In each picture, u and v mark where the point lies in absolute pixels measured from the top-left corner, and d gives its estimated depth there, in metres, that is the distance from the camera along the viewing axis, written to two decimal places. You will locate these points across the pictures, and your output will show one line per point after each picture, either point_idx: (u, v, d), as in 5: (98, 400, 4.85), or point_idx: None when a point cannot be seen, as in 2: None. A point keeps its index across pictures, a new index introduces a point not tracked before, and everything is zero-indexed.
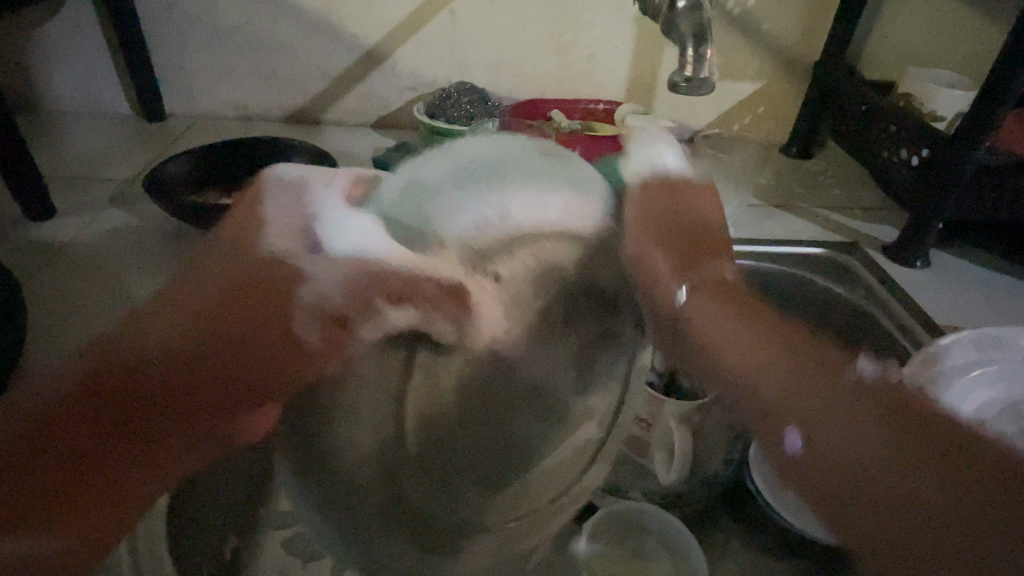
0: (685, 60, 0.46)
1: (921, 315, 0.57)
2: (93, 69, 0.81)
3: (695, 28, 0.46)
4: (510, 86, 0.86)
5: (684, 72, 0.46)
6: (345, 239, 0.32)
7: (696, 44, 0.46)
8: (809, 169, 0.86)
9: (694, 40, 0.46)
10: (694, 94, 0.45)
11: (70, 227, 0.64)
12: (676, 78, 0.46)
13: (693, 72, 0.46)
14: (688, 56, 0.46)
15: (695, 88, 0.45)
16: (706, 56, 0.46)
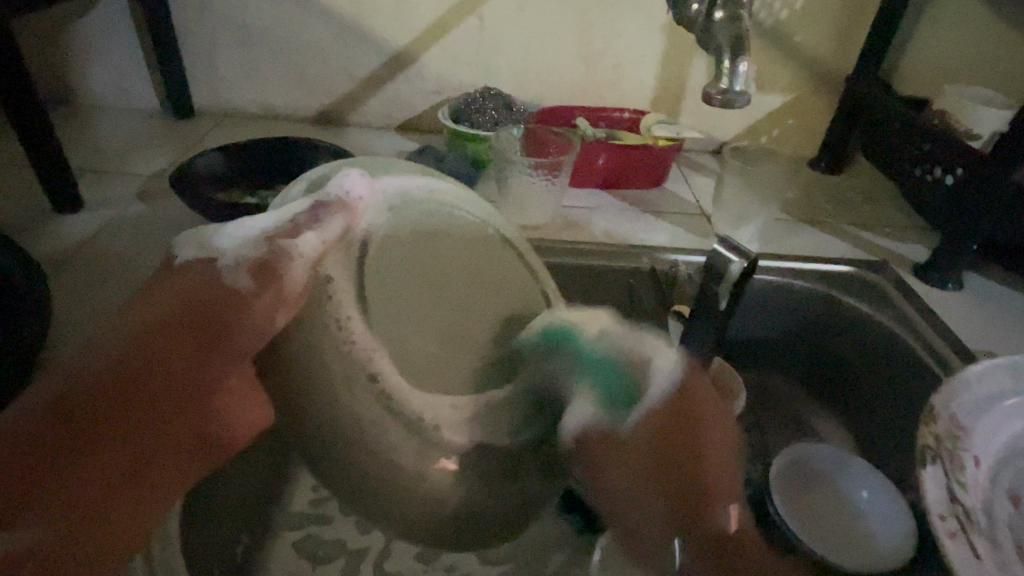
0: (721, 72, 0.45)
1: (953, 340, 0.55)
2: (125, 65, 0.83)
3: (731, 40, 0.45)
4: (536, 92, 0.85)
5: (719, 84, 0.45)
6: (221, 236, 0.37)
7: (732, 55, 0.45)
8: (836, 185, 0.84)
9: (730, 51, 0.45)
10: (729, 106, 0.44)
11: (98, 220, 0.65)
12: (711, 90, 0.45)
13: (728, 85, 0.44)
14: (725, 68, 0.45)
15: (731, 102, 0.44)
16: (742, 68, 0.45)
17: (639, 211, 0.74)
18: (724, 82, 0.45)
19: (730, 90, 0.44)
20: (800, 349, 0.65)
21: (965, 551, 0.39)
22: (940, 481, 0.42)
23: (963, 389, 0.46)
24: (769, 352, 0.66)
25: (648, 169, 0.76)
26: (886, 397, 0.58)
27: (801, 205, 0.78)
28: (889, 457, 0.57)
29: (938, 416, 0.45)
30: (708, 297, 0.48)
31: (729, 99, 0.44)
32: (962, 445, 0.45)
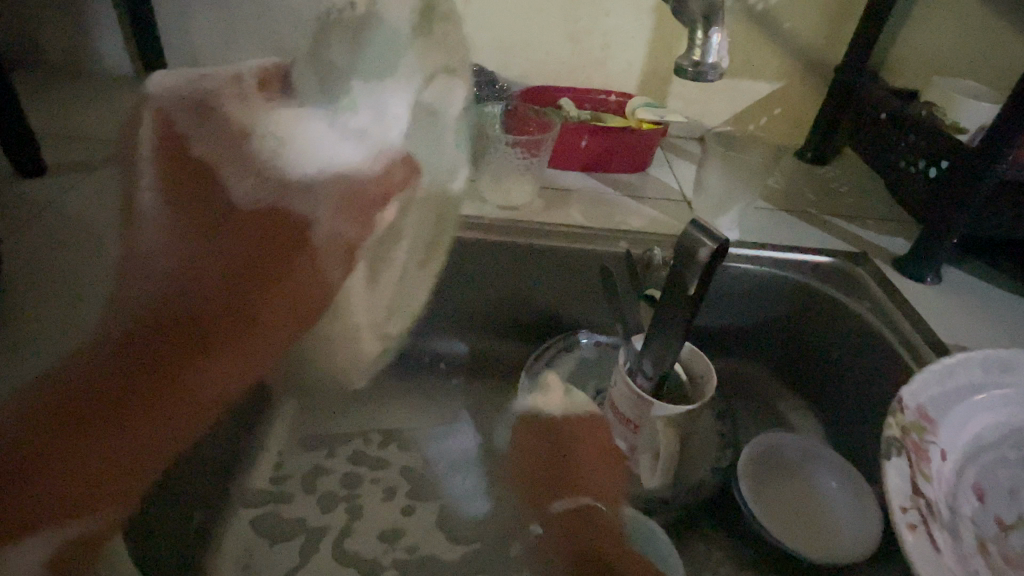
0: (693, 43, 0.44)
1: (926, 331, 0.54)
2: (98, 26, 0.80)
3: (706, 9, 0.43)
4: (520, 71, 0.83)
5: (691, 56, 0.44)
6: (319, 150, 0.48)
7: (706, 26, 0.43)
8: (821, 175, 0.83)
9: (705, 23, 0.43)
10: (701, 79, 0.43)
11: (56, 184, 0.62)
12: (685, 62, 0.44)
13: (700, 57, 0.44)
14: (697, 40, 0.44)
15: (702, 74, 0.43)
16: (715, 40, 0.44)
17: (620, 195, 0.72)
18: (696, 53, 0.44)
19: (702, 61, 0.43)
20: (775, 339, 0.64)
21: (923, 543, 0.38)
22: (903, 472, 0.41)
23: (929, 380, 0.46)
24: (744, 341, 0.66)
25: (631, 153, 0.75)
26: (855, 387, 0.57)
27: (784, 195, 0.77)
28: (860, 450, 0.56)
29: (905, 408, 0.44)
30: (678, 283, 0.47)
31: (701, 70, 0.43)
32: (928, 437, 0.44)
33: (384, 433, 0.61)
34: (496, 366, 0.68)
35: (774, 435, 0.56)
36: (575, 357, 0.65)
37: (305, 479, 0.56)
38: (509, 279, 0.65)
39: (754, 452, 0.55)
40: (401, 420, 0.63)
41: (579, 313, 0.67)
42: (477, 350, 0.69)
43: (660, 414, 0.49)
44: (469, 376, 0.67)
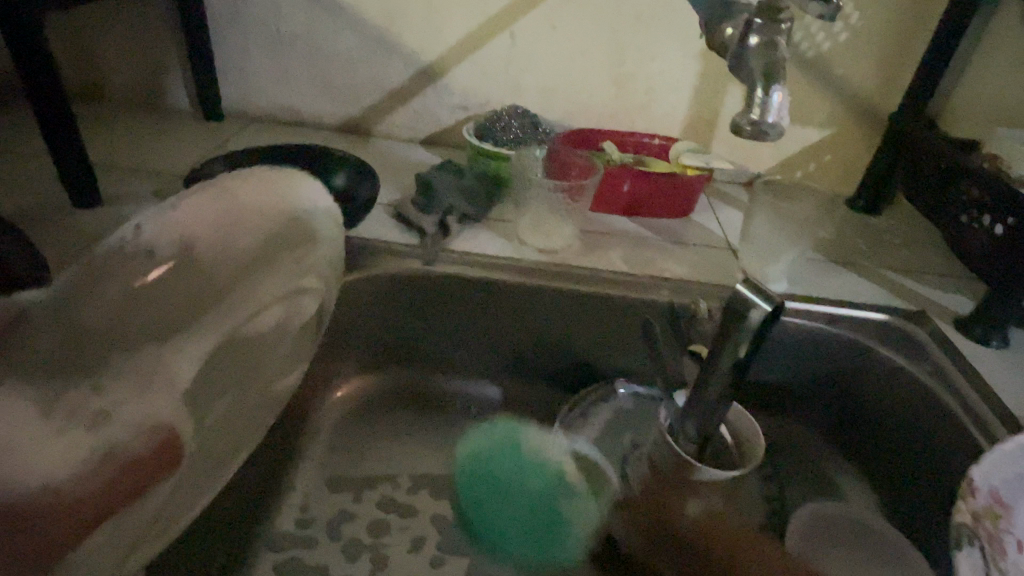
0: (752, 101, 0.40)
1: (995, 401, 0.51)
2: (160, 64, 0.84)
3: (765, 62, 0.40)
4: (563, 113, 0.83)
5: (750, 114, 0.40)
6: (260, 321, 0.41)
7: (766, 81, 0.39)
8: (874, 225, 0.80)
9: (765, 79, 0.39)
10: (760, 139, 0.39)
11: (109, 216, 0.64)
12: (742, 120, 0.40)
13: (760, 115, 0.39)
14: (757, 97, 0.40)
15: (761, 135, 0.39)
16: (777, 96, 0.39)
17: (662, 241, 0.71)
18: (756, 112, 0.39)
19: (761, 121, 0.39)
20: (825, 398, 0.61)
21: None
22: None
23: (1005, 461, 0.41)
24: (791, 400, 0.62)
25: (675, 199, 0.73)
26: (914, 457, 0.53)
27: (835, 245, 0.74)
28: (921, 527, 0.52)
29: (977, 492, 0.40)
30: (725, 347, 0.44)
31: (759, 133, 0.39)
32: (1003, 526, 0.40)
33: (413, 478, 0.59)
34: (527, 412, 0.67)
35: (821, 506, 0.53)
36: (611, 407, 0.63)
37: (329, 522, 0.55)
38: (546, 324, 0.64)
39: (801, 523, 0.52)
40: (431, 465, 0.61)
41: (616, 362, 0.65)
42: (510, 394, 0.67)
43: (703, 477, 0.49)
44: (500, 421, 0.66)
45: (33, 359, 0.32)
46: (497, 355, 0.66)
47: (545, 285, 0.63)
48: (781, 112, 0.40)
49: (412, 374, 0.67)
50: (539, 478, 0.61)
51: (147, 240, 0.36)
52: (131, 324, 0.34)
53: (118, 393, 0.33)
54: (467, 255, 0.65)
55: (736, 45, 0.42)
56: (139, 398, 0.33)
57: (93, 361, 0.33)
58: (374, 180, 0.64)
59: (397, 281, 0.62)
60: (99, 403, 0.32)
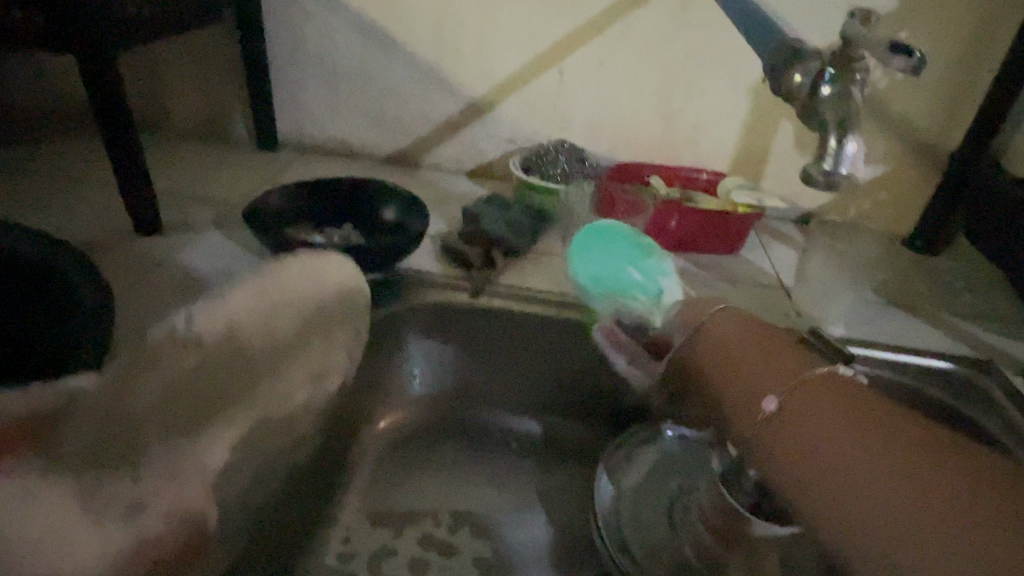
0: (825, 150, 0.41)
1: None
2: (221, 96, 0.87)
3: (840, 114, 0.41)
4: (610, 146, 0.83)
5: (822, 163, 0.41)
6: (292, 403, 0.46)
7: (840, 133, 0.41)
8: (933, 266, 0.77)
9: (839, 130, 0.41)
10: (832, 188, 0.41)
11: (169, 244, 0.66)
12: (813, 169, 0.41)
13: (833, 166, 0.41)
14: (831, 148, 0.41)
15: (834, 183, 0.41)
16: (849, 146, 0.41)
17: (711, 279, 0.69)
18: (828, 161, 0.41)
19: (835, 171, 0.41)
20: None
21: None
22: None
23: None
24: None
25: (724, 235, 0.72)
26: None
27: (893, 287, 0.71)
28: None
29: None
30: None
31: (833, 182, 0.41)
32: None
33: (455, 515, 0.59)
34: (571, 449, 0.65)
35: None
36: (658, 449, 0.61)
37: (371, 556, 0.55)
38: (591, 361, 0.63)
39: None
40: (472, 502, 0.60)
41: None
42: (553, 430, 0.66)
43: (758, 533, 0.46)
44: (541, 458, 0.65)
45: (79, 453, 0.34)
46: (542, 390, 0.66)
47: (592, 321, 0.62)
48: (852, 160, 0.41)
49: (454, 406, 0.67)
50: (582, 518, 0.60)
51: (193, 328, 0.41)
52: (165, 419, 0.38)
53: (147, 486, 0.36)
54: (512, 288, 0.64)
55: (807, 96, 0.42)
56: (171, 487, 0.37)
57: (132, 456, 0.36)
58: (424, 212, 0.65)
59: (444, 313, 0.63)
60: (134, 490, 0.35)
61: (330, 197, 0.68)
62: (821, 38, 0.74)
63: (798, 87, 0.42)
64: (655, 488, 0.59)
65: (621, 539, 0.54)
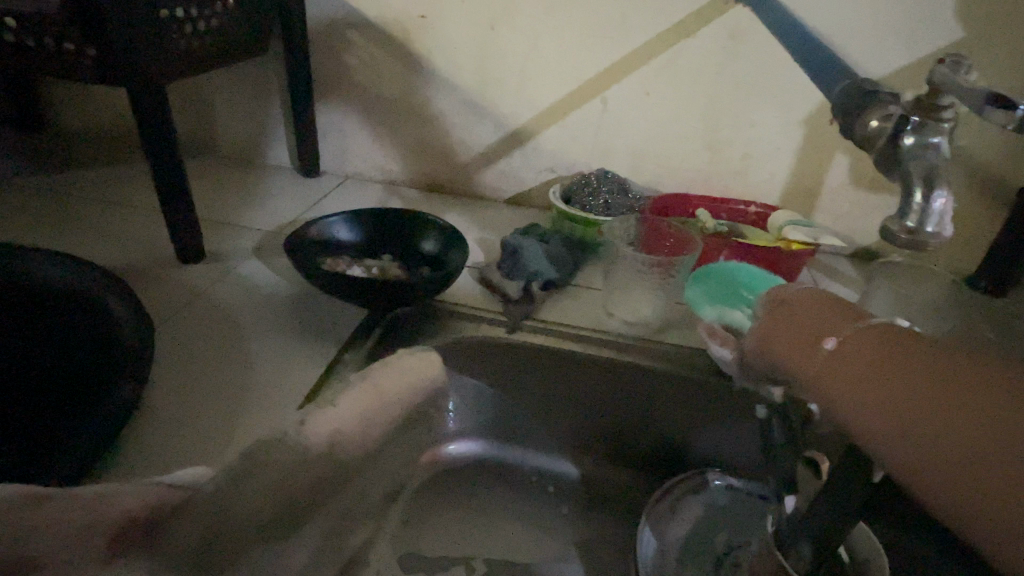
0: (908, 206, 0.38)
1: None
2: (265, 124, 0.88)
3: (925, 167, 0.38)
4: (653, 177, 0.81)
5: (905, 220, 0.38)
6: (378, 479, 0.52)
7: (927, 186, 0.37)
8: (1002, 310, 0.71)
9: (925, 183, 0.38)
10: (920, 247, 0.37)
11: (211, 273, 0.67)
12: (892, 225, 0.38)
13: (919, 221, 0.37)
14: (915, 203, 0.38)
15: (919, 243, 0.37)
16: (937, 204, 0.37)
17: None
18: (912, 218, 0.38)
19: (920, 229, 0.37)
20: None
21: None
22: None
23: None
24: None
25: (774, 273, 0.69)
26: None
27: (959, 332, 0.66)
28: None
29: None
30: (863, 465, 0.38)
31: (920, 240, 0.37)
32: None
33: (488, 562, 0.57)
34: (609, 497, 0.63)
35: None
36: (703, 502, 0.58)
37: None
38: (630, 402, 0.61)
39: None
40: (506, 548, 0.58)
41: (710, 449, 0.61)
42: (591, 474, 0.64)
43: None
44: (578, 503, 0.62)
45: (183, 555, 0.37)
46: (580, 433, 0.63)
47: (635, 361, 0.60)
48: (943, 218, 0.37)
49: (488, 446, 0.65)
50: (621, 573, 0.57)
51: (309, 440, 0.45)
52: (259, 523, 0.42)
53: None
54: (554, 325, 0.63)
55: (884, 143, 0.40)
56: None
57: (232, 556, 0.40)
58: (464, 244, 0.64)
59: (480, 351, 0.61)
60: None
61: (369, 226, 0.68)
62: (878, 68, 0.70)
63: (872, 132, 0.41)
64: (699, 545, 0.55)
65: None
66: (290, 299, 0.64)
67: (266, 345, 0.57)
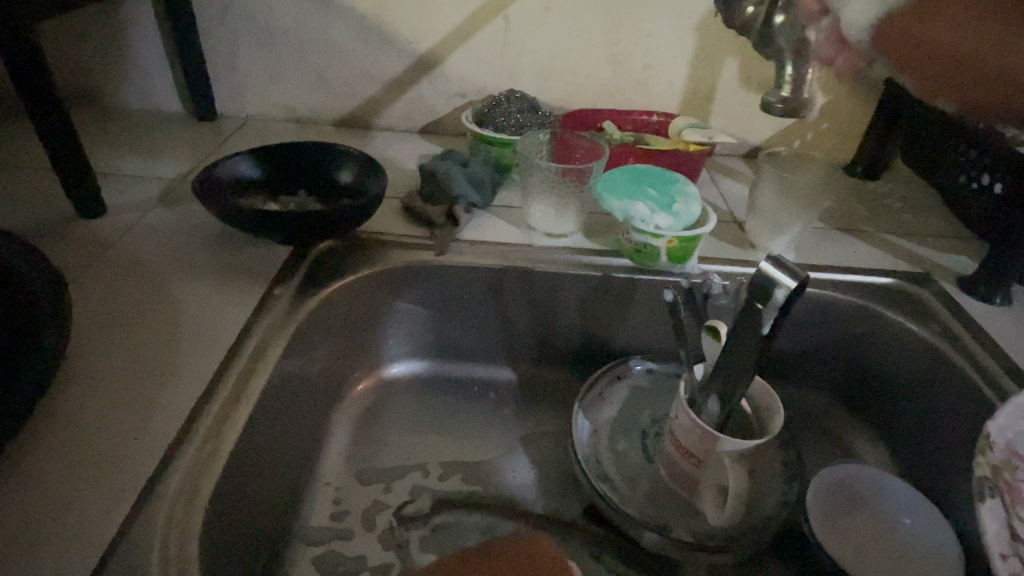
0: (783, 79, 0.46)
1: (1005, 359, 0.53)
2: (150, 68, 0.83)
3: (792, 45, 0.45)
4: (561, 95, 0.83)
5: (781, 92, 0.47)
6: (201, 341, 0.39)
7: (795, 62, 0.45)
8: (873, 191, 0.80)
9: (793, 59, 0.45)
10: (793, 114, 0.47)
11: (118, 226, 0.64)
12: (772, 98, 0.47)
13: (791, 92, 0.46)
14: (788, 75, 0.46)
15: (795, 108, 0.47)
16: (804, 75, 0.46)
17: None
18: (785, 90, 0.47)
19: (794, 99, 0.46)
20: (833, 361, 0.64)
21: None
22: (999, 516, 0.38)
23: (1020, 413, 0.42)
24: (798, 366, 0.65)
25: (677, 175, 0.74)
26: (941, 414, 0.55)
27: (839, 213, 0.75)
28: (945, 484, 0.54)
29: (994, 444, 0.41)
30: (752, 319, 0.44)
31: (792, 107, 0.47)
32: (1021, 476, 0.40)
33: (443, 465, 0.61)
34: (548, 395, 0.68)
35: (840, 470, 0.56)
36: (629, 386, 0.64)
37: (364, 513, 0.55)
38: (557, 306, 0.65)
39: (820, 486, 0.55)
40: (457, 451, 0.62)
41: (630, 339, 0.67)
42: (528, 378, 0.69)
43: (727, 450, 0.48)
44: (519, 405, 0.67)
45: None
46: (514, 341, 0.68)
47: (560, 267, 0.63)
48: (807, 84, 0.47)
49: (431, 363, 0.68)
50: (562, 456, 0.63)
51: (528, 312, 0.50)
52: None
53: None
54: (480, 244, 0.65)
55: (761, 24, 0.46)
56: None
57: None
58: (382, 170, 0.64)
59: (410, 274, 0.63)
60: None
61: (283, 163, 0.67)
62: None
63: (754, 18, 0.46)
64: (629, 422, 0.62)
65: (602, 471, 0.56)
66: (208, 243, 0.63)
67: (189, 288, 0.57)
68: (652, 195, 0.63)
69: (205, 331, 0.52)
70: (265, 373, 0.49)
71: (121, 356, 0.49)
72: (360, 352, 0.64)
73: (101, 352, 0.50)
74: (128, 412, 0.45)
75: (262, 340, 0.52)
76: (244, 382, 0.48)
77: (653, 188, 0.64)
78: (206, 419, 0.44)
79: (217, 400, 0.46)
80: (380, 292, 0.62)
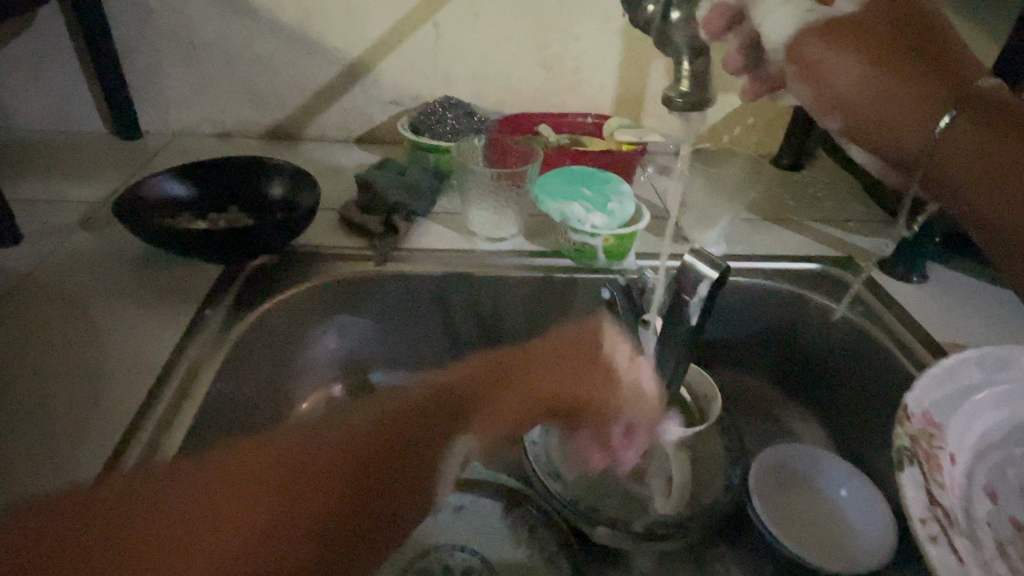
0: (681, 74, 0.47)
1: (921, 333, 0.56)
2: (65, 87, 0.79)
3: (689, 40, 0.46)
4: (496, 100, 0.84)
5: (679, 87, 0.47)
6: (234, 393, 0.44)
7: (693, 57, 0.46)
8: (798, 181, 0.84)
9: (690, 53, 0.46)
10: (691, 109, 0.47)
11: (35, 254, 0.61)
12: (672, 93, 0.47)
13: (689, 88, 0.47)
14: (684, 71, 0.47)
15: (693, 104, 0.47)
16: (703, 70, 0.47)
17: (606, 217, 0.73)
18: (684, 85, 0.47)
19: (692, 94, 0.47)
20: (768, 346, 0.66)
21: (947, 554, 0.36)
22: (919, 483, 0.40)
23: (931, 384, 0.45)
24: (736, 352, 0.68)
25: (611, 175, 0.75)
26: (868, 389, 0.58)
27: (767, 203, 0.78)
28: (875, 456, 0.57)
29: (912, 415, 0.43)
30: (680, 312, 0.46)
31: (691, 103, 0.47)
32: (937, 442, 0.43)
33: None
34: None
35: (777, 452, 0.57)
36: None
37: None
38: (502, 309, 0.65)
39: (761, 469, 0.56)
40: None
41: None
42: None
43: None
44: None
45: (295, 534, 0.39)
46: (461, 346, 0.68)
47: (501, 270, 0.64)
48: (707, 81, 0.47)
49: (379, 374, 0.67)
50: None
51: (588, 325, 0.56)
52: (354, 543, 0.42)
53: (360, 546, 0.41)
54: (420, 251, 0.65)
55: (660, 23, 0.46)
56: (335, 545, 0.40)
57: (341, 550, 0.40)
58: (315, 181, 0.63)
59: (350, 285, 0.62)
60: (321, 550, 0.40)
61: (211, 180, 0.65)
62: None
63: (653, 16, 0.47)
64: None
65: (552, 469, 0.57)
66: (134, 266, 0.60)
67: (115, 314, 0.54)
68: (586, 194, 0.64)
69: (133, 358, 0.50)
70: (198, 395, 0.47)
71: (40, 390, 0.47)
72: (304, 367, 0.63)
73: (16, 388, 0.47)
74: (46, 449, 0.42)
75: (195, 360, 0.50)
76: (176, 406, 0.46)
77: (585, 189, 0.65)
78: (135, 447, 0.42)
79: (147, 426, 0.44)
80: (320, 305, 0.61)
